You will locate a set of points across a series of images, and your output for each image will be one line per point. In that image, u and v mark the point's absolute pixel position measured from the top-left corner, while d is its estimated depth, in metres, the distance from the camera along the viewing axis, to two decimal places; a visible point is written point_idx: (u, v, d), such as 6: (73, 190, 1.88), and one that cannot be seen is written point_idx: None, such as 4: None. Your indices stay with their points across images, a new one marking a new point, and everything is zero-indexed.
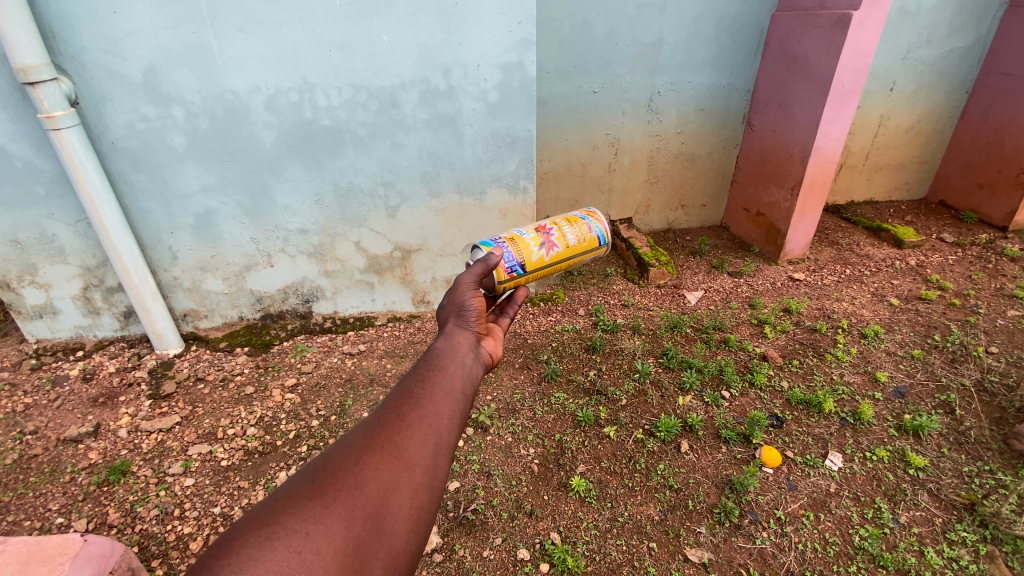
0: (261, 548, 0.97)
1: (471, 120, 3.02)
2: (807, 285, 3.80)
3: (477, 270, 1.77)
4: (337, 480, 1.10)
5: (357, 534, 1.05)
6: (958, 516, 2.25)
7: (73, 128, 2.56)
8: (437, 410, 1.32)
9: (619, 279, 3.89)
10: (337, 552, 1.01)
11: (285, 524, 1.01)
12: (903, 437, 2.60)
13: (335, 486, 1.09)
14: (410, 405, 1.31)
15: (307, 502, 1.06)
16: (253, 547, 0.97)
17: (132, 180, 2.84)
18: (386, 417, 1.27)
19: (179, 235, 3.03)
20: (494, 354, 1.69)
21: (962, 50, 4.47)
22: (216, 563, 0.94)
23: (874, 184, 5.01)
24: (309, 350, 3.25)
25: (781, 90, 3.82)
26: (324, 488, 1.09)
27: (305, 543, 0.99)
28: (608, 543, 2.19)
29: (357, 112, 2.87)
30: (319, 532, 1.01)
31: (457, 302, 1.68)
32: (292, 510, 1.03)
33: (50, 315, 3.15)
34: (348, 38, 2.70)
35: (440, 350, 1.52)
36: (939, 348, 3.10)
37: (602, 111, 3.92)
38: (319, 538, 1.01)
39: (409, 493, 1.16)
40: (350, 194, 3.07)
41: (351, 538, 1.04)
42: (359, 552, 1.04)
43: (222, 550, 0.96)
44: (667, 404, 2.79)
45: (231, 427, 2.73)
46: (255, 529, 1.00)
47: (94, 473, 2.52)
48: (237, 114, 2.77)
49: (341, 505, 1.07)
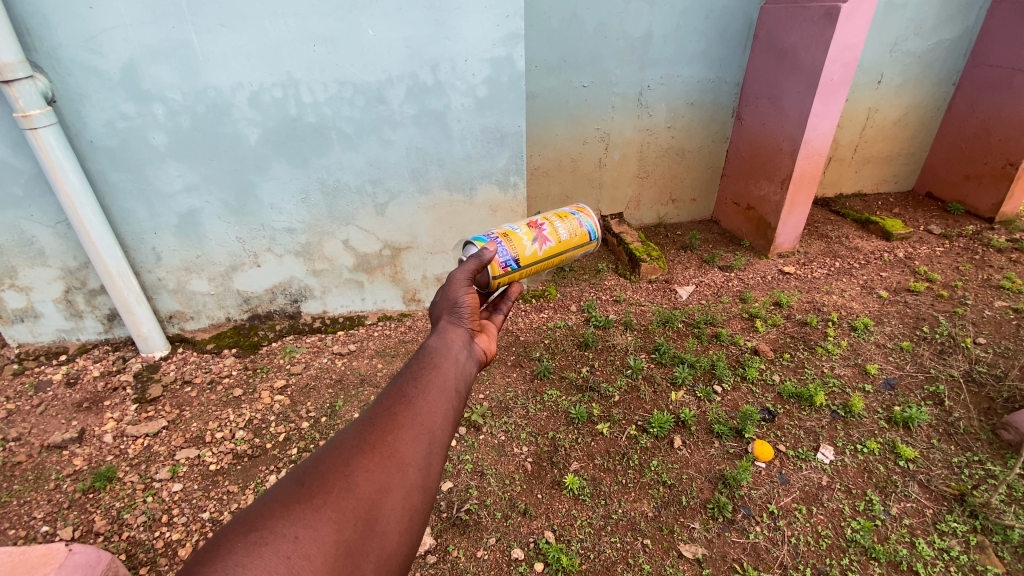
0: (249, 553, 0.93)
1: (460, 115, 2.98)
2: (798, 279, 3.82)
3: (471, 265, 1.73)
4: (328, 483, 1.07)
5: (348, 537, 1.02)
6: (948, 507, 2.28)
7: (50, 127, 2.48)
8: (430, 408, 1.29)
9: (611, 275, 3.88)
10: (329, 556, 0.98)
11: (274, 528, 0.98)
12: (893, 429, 2.62)
13: (326, 488, 1.06)
14: (403, 404, 1.28)
15: (297, 504, 1.02)
16: (241, 553, 0.93)
17: (113, 180, 2.78)
18: (378, 417, 1.24)
19: (162, 236, 2.96)
20: (487, 351, 1.66)
21: (949, 42, 4.49)
22: (202, 569, 0.90)
23: (863, 177, 5.03)
24: (298, 351, 3.21)
25: (770, 83, 3.81)
26: (314, 491, 1.05)
27: (294, 547, 0.96)
28: (602, 541, 2.18)
29: (343, 108, 2.82)
30: (309, 536, 0.98)
31: (450, 299, 1.64)
32: (281, 514, 1.00)
33: (32, 318, 3.08)
34: (333, 33, 2.65)
35: (432, 348, 1.49)
36: (928, 339, 3.13)
37: (592, 106, 3.89)
38: (310, 542, 0.98)
39: (402, 494, 1.13)
40: (338, 192, 3.02)
41: (342, 541, 1.01)
42: (351, 555, 1.01)
43: (208, 556, 0.92)
44: (660, 400, 2.79)
45: (219, 430, 2.69)
46: (243, 533, 0.96)
47: (79, 479, 2.46)
48: (220, 111, 2.71)
49: (332, 508, 1.03)
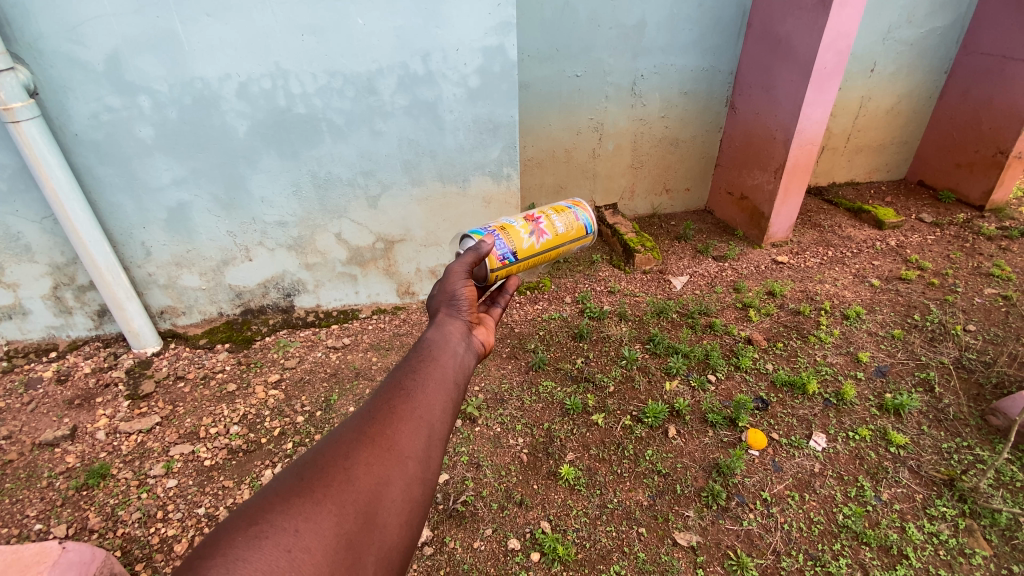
0: (250, 547, 0.93)
1: (452, 106, 2.95)
2: (791, 268, 3.83)
3: (471, 257, 1.72)
4: (328, 476, 1.07)
5: (349, 529, 1.02)
6: (938, 492, 2.31)
7: (33, 120, 2.43)
8: (429, 401, 1.28)
9: (605, 266, 3.88)
10: (329, 549, 0.98)
11: (275, 521, 0.97)
12: (884, 416, 2.65)
13: (326, 481, 1.05)
14: (402, 397, 1.27)
15: (297, 498, 1.02)
16: (241, 546, 0.93)
17: (100, 174, 2.73)
18: (377, 410, 1.23)
19: (151, 230, 2.92)
20: (486, 343, 1.65)
21: (942, 30, 4.49)
22: (203, 563, 0.90)
23: (856, 166, 5.04)
24: (292, 345, 3.19)
25: (764, 72, 3.80)
26: (315, 484, 1.05)
27: (295, 540, 0.96)
28: (597, 530, 2.20)
29: (333, 99, 2.78)
30: (309, 529, 0.98)
31: (448, 292, 1.63)
32: (281, 507, 1.00)
33: (20, 315, 3.03)
34: (321, 22, 2.61)
35: (430, 341, 1.48)
36: (919, 327, 3.15)
37: (586, 95, 3.87)
38: (310, 535, 0.98)
39: (402, 487, 1.13)
40: (329, 184, 2.99)
41: (343, 534, 1.01)
42: (352, 548, 1.01)
43: (208, 550, 0.92)
44: (655, 390, 2.80)
45: (213, 426, 2.68)
46: (243, 527, 0.96)
47: (72, 477, 2.45)
48: (207, 103, 2.66)
49: (333, 501, 1.03)
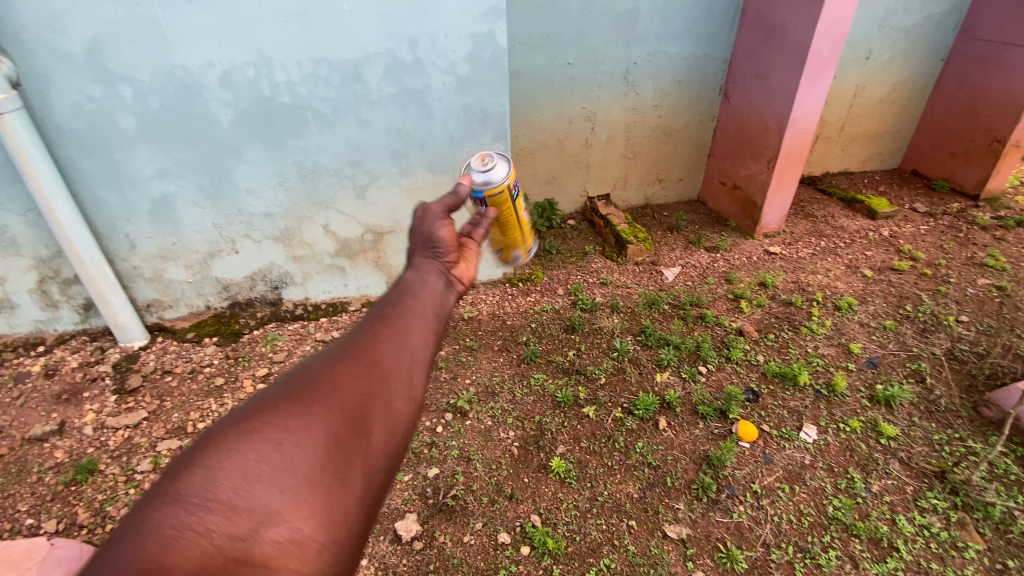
0: (239, 439, 0.83)
1: (441, 94, 2.89)
2: (783, 259, 3.82)
3: (426, 206, 1.49)
4: (317, 378, 0.94)
5: (339, 430, 0.89)
6: (929, 484, 2.33)
7: (16, 112, 2.36)
8: (420, 314, 1.13)
9: (598, 257, 3.85)
10: (320, 450, 0.86)
11: (263, 419, 0.86)
12: (875, 407, 2.65)
13: (314, 384, 0.93)
14: (391, 309, 1.11)
15: (284, 399, 0.90)
16: (230, 441, 0.83)
17: (82, 166, 2.66)
18: (367, 320, 1.09)
19: (136, 223, 2.86)
20: (467, 282, 1.39)
21: (938, 17, 4.44)
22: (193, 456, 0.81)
23: (850, 155, 5.02)
24: (281, 339, 3.15)
25: (758, 60, 3.75)
26: (303, 385, 0.92)
27: (284, 437, 0.84)
28: (588, 523, 2.20)
29: (319, 88, 2.72)
30: (299, 427, 0.86)
31: (424, 234, 1.41)
32: (270, 408, 0.88)
33: (8, 309, 2.98)
34: (306, 8, 2.53)
35: (404, 279, 1.27)
36: (910, 318, 3.15)
37: (578, 84, 3.81)
38: (299, 434, 0.86)
39: (396, 397, 0.98)
40: (316, 175, 2.94)
41: (333, 435, 0.88)
42: (342, 452, 0.88)
43: (195, 448, 0.82)
44: (646, 382, 2.79)
45: (202, 421, 2.65)
46: (232, 424, 0.85)
47: (60, 472, 2.42)
48: (190, 92, 2.59)
49: (320, 402, 0.90)
